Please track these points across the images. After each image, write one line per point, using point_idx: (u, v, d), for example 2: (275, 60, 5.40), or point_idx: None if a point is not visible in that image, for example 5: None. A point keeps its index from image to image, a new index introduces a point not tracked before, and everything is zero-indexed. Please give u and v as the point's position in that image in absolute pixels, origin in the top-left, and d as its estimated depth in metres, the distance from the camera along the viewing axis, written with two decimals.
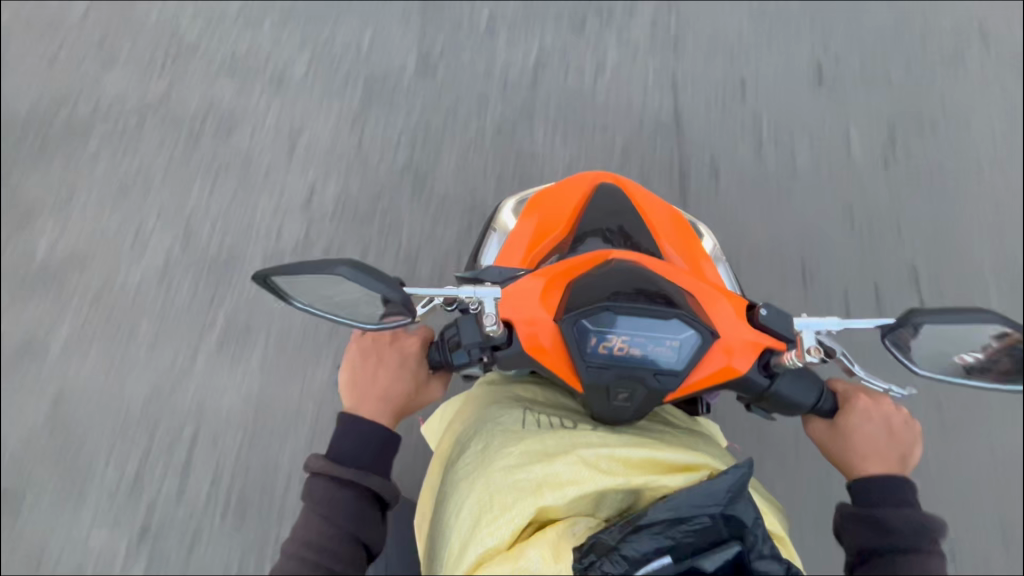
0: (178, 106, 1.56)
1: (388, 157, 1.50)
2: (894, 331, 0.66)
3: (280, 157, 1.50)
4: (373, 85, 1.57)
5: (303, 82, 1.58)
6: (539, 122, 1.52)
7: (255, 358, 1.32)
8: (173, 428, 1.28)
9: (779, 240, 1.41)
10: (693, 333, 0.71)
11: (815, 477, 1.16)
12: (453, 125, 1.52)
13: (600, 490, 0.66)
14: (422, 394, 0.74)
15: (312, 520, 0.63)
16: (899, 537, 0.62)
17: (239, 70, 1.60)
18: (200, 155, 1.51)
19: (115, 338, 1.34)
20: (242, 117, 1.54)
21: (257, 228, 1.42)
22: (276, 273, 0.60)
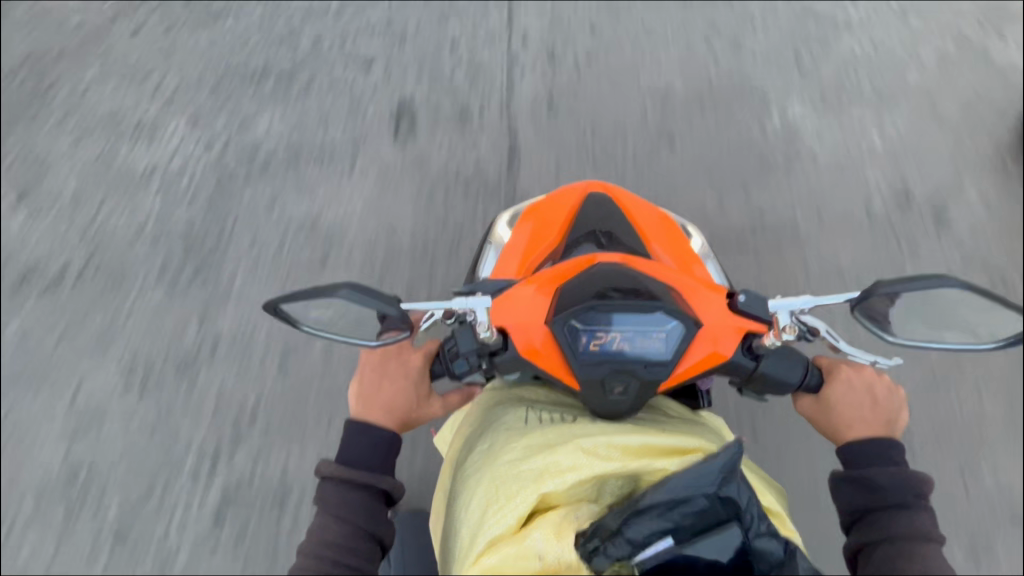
0: (209, 161, 1.77)
1: (398, 195, 1.69)
2: (863, 303, 0.68)
3: (297, 204, 1.69)
4: (385, 137, 1.79)
5: (320, 138, 1.81)
6: (530, 157, 1.72)
7: (280, 381, 1.45)
8: (209, 447, 1.40)
9: (748, 243, 1.58)
10: (677, 323, 0.75)
11: (811, 458, 1.22)
12: (453, 166, 1.73)
13: (599, 475, 0.70)
14: (424, 408, 0.78)
15: (328, 520, 0.65)
16: (886, 494, 0.65)
17: (263, 128, 1.83)
18: (219, 209, 1.69)
19: (153, 366, 1.48)
20: (268, 169, 1.76)
21: (281, 266, 1.60)
22: (282, 301, 0.66)
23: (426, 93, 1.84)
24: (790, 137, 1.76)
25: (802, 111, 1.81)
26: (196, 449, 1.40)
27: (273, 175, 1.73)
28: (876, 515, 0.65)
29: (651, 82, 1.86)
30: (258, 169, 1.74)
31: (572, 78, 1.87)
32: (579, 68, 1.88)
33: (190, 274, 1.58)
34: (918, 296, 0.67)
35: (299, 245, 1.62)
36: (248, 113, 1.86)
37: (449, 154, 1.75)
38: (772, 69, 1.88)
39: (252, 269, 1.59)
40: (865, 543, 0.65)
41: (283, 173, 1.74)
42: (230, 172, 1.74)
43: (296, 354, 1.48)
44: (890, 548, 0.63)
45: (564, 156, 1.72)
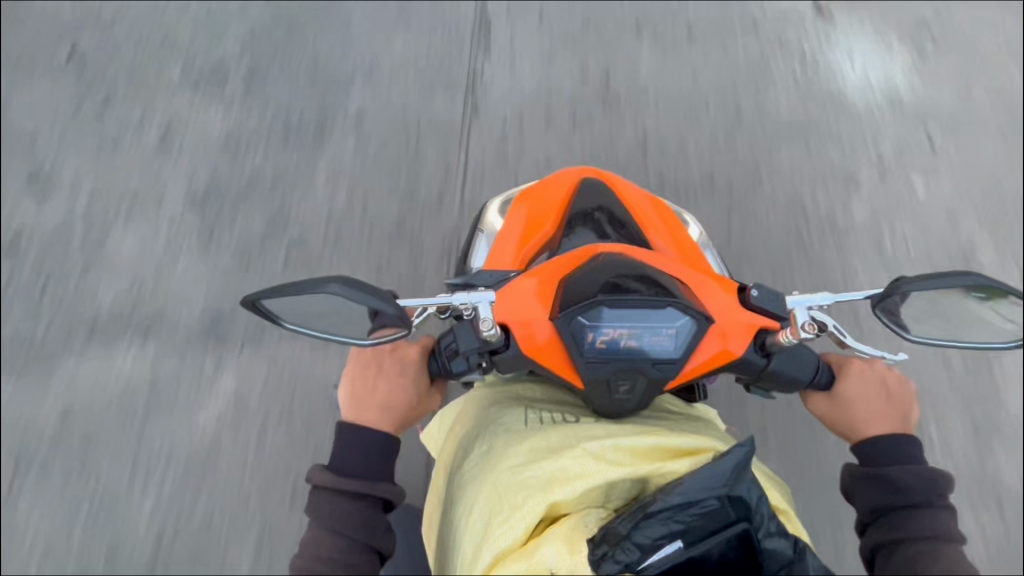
0: (136, 117, 1.52)
1: (366, 161, 1.50)
2: (884, 301, 0.66)
3: (248, 169, 1.48)
4: (349, 91, 1.58)
5: (269, 90, 1.57)
6: (514, 119, 1.54)
7: (236, 374, 1.29)
8: (154, 451, 1.23)
9: (759, 223, 1.45)
10: (689, 320, 0.71)
11: (805, 450, 1.22)
12: (429, 126, 1.53)
13: (609, 481, 0.66)
14: (424, 403, 0.72)
15: (323, 534, 0.59)
16: (908, 493, 0.63)
17: (206, 77, 1.58)
18: (152, 173, 1.46)
19: (78, 357, 1.28)
20: (208, 126, 1.52)
21: (230, 241, 1.40)
22: (264, 296, 0.60)
23: (397, 43, 1.63)
24: (797, 100, 1.62)
25: (811, 69, 1.65)
26: (139, 447, 1.23)
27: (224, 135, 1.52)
28: (898, 513, 0.63)
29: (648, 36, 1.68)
30: (203, 123, 1.52)
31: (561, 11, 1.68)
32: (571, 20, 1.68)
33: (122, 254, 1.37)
34: (937, 296, 0.66)
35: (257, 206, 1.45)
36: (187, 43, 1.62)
37: (423, 101, 1.57)
38: (776, 27, 1.70)
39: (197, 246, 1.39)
40: (886, 542, 0.63)
41: (234, 132, 1.52)
42: (168, 127, 1.51)
43: (253, 344, 1.31)
44: (913, 547, 0.61)
45: (553, 119, 1.55)
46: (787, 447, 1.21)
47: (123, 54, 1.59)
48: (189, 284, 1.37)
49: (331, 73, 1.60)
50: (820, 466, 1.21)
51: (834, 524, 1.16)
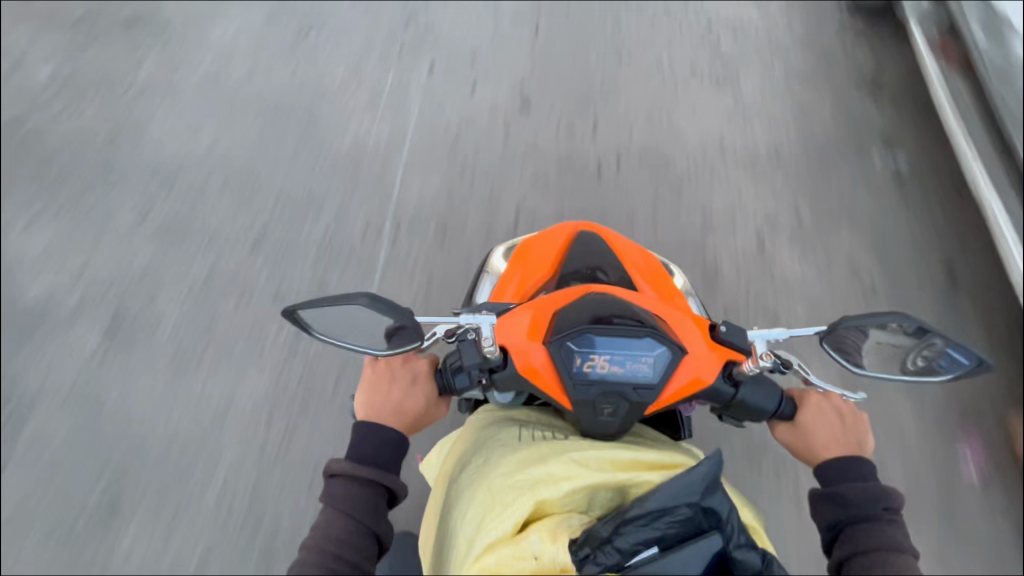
0: (257, 171, 1.94)
1: (432, 211, 1.86)
2: (831, 335, 0.76)
3: (334, 219, 1.83)
4: (430, 157, 1.97)
5: (363, 156, 1.97)
6: (555, 187, 1.92)
7: (304, 395, 1.56)
8: (221, 451, 1.49)
9: (736, 278, 1.77)
10: (665, 349, 0.81)
11: (790, 483, 1.31)
12: (485, 192, 1.90)
13: (591, 485, 0.73)
14: (431, 412, 0.81)
15: (335, 515, 0.67)
16: (856, 508, 0.72)
17: (313, 146, 1.99)
18: (263, 219, 1.84)
19: (185, 365, 1.59)
20: (310, 180, 1.92)
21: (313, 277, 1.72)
22: (302, 308, 0.71)
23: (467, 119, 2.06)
24: (779, 177, 1.98)
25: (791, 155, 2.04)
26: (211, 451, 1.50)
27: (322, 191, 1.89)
28: (854, 527, 0.71)
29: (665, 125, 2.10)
30: (308, 176, 1.93)
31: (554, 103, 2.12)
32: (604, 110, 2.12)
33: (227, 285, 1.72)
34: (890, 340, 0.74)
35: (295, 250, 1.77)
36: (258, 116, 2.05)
37: (478, 168, 1.95)
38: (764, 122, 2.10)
39: (286, 277, 1.72)
40: (845, 556, 0.70)
41: (333, 184, 1.91)
42: (276, 181, 1.91)
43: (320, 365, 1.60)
44: (868, 558, 0.68)
45: (583, 187, 1.92)
46: (753, 480, 1.31)
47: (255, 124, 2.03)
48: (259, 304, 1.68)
49: (397, 140, 2.01)
50: (799, 498, 1.30)
51: (810, 555, 1.26)
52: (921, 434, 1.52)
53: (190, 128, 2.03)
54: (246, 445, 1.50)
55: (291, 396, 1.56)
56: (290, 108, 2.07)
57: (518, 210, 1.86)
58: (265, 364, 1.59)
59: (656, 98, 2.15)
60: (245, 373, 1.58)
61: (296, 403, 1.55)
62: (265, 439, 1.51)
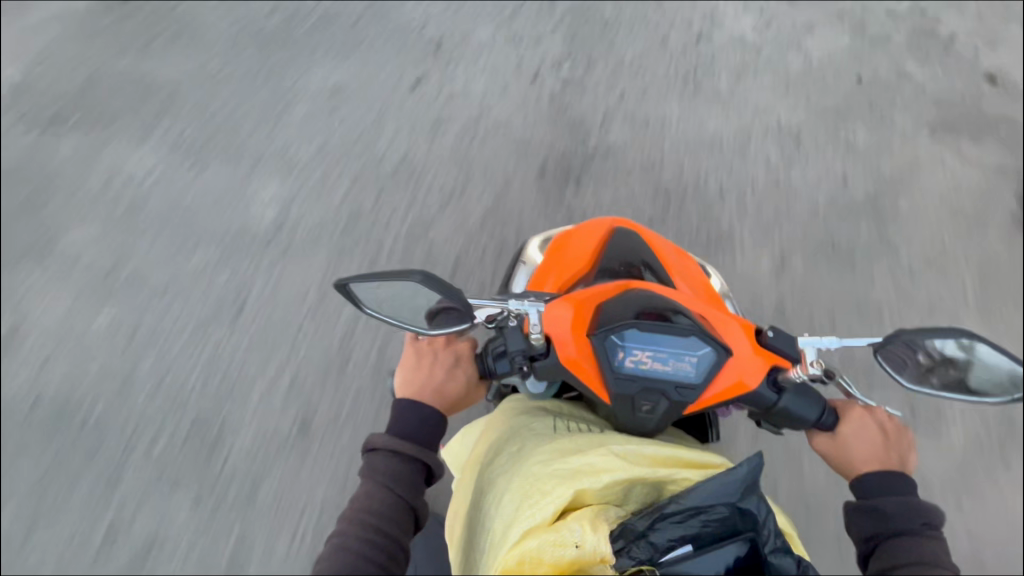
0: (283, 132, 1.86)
1: (465, 185, 1.78)
2: (884, 349, 0.75)
3: (361, 190, 1.75)
4: (465, 130, 1.88)
5: (393, 123, 1.89)
6: (595, 173, 1.82)
7: (316, 369, 1.49)
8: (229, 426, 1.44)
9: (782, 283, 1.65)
10: (710, 349, 0.80)
11: (811, 497, 1.32)
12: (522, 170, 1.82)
13: (630, 479, 0.72)
14: (471, 395, 0.82)
15: (376, 488, 0.68)
16: (894, 523, 0.72)
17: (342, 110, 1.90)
18: (285, 184, 1.77)
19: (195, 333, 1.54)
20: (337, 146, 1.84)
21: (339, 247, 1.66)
22: (352, 281, 0.72)
23: (505, 94, 1.96)
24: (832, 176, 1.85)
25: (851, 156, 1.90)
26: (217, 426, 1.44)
27: (347, 158, 1.81)
28: (891, 543, 0.71)
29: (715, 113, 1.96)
30: (333, 141, 1.84)
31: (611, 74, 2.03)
32: (651, 94, 2.00)
33: (245, 250, 1.66)
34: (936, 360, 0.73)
35: (331, 212, 1.72)
36: (301, 67, 1.99)
37: (514, 145, 1.87)
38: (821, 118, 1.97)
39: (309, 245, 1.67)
40: (882, 570, 0.71)
41: (360, 151, 1.83)
42: (299, 145, 1.83)
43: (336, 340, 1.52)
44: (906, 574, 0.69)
45: (624, 172, 1.83)
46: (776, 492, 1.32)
47: (282, 86, 1.95)
48: (278, 273, 1.62)
49: (429, 110, 1.91)
50: (822, 513, 1.31)
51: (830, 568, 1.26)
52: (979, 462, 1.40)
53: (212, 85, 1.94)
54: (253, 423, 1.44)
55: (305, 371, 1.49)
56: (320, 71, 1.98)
57: (563, 191, 1.79)
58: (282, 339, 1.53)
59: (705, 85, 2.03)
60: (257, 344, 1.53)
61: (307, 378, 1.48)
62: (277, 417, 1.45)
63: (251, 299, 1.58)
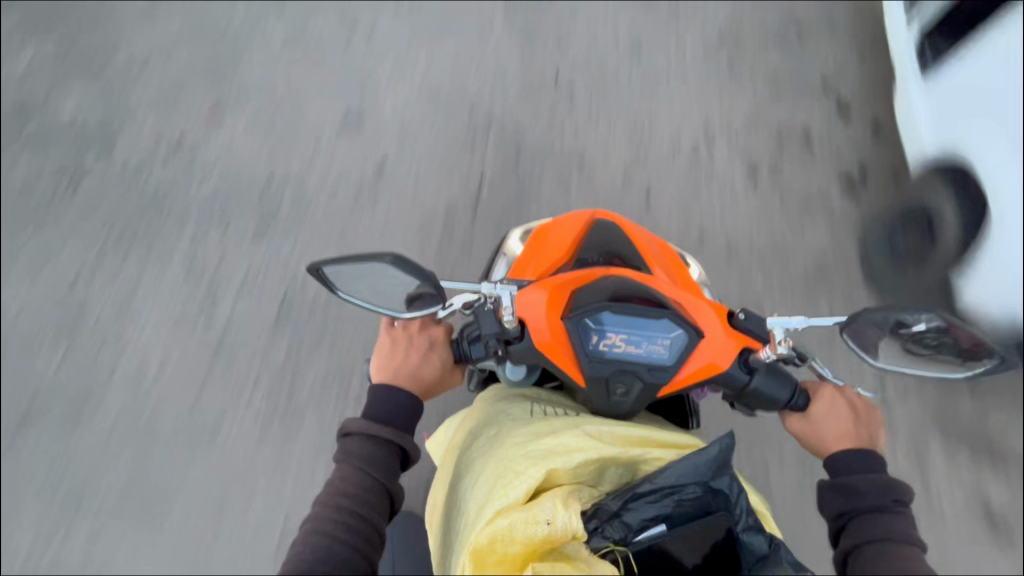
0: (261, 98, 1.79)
1: (452, 157, 1.73)
2: (851, 326, 0.76)
3: (343, 162, 1.71)
4: (450, 96, 1.81)
5: (377, 89, 1.81)
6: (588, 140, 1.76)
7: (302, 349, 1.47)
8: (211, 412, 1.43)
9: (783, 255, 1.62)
10: (682, 332, 0.81)
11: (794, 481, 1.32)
12: (509, 138, 1.75)
13: (603, 459, 0.73)
14: (447, 379, 0.82)
15: (351, 471, 0.68)
16: (864, 499, 0.74)
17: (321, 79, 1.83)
18: (266, 155, 1.71)
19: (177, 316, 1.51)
20: (317, 113, 1.77)
21: (323, 224, 1.63)
22: (324, 265, 0.72)
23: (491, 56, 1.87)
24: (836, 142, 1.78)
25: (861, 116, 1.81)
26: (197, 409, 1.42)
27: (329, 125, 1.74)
28: (860, 518, 0.73)
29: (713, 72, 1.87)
30: (314, 108, 1.78)
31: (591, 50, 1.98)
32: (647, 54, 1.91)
33: (225, 225, 1.61)
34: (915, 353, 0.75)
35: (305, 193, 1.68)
36: (278, 30, 1.90)
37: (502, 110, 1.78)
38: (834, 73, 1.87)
39: (292, 221, 1.62)
40: (851, 545, 0.72)
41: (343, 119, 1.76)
42: (278, 114, 1.77)
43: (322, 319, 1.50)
44: (874, 549, 0.70)
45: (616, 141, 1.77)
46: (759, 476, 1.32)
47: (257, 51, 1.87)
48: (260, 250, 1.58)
49: (415, 75, 1.83)
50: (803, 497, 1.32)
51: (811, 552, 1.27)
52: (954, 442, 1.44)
53: (187, 52, 1.87)
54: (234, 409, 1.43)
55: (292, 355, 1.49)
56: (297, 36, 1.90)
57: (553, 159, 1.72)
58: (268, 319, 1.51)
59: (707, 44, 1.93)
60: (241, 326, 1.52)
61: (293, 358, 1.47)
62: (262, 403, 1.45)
63: (230, 277, 1.56)
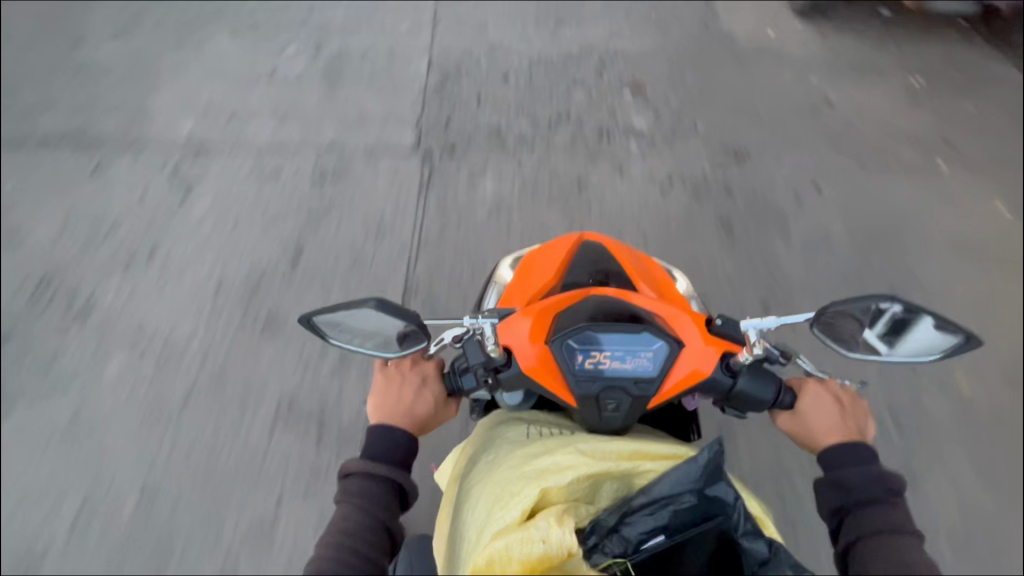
0: (271, 186, 2.10)
1: (437, 215, 2.01)
2: (819, 320, 0.79)
3: (344, 231, 1.98)
4: (432, 168, 2.13)
5: (370, 168, 2.13)
6: (556, 192, 2.05)
7: (320, 399, 1.65)
8: (235, 463, 1.57)
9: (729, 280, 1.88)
10: (663, 343, 0.84)
11: (788, 475, 1.38)
12: (488, 197, 2.04)
13: (595, 474, 0.75)
14: (442, 412, 0.86)
15: (350, 511, 0.71)
16: (859, 492, 0.75)
17: (323, 161, 2.15)
18: (274, 233, 1.98)
19: (201, 376, 1.70)
20: (319, 192, 2.07)
21: (328, 288, 1.86)
22: (314, 316, 0.77)
23: (467, 132, 2.21)
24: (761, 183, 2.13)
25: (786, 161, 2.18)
26: (227, 460, 1.58)
27: (330, 205, 2.04)
28: (855, 511, 0.74)
29: (653, 134, 2.24)
30: (316, 187, 2.08)
31: (541, 111, 2.28)
32: (597, 120, 2.27)
33: (243, 294, 1.85)
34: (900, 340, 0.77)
35: (305, 259, 1.92)
36: (280, 127, 2.26)
37: (478, 175, 2.10)
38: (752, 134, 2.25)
39: (302, 288, 1.86)
40: (848, 540, 0.73)
41: (339, 197, 2.06)
42: (284, 195, 2.07)
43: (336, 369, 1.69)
44: (870, 542, 0.71)
45: (577, 191, 2.06)
46: (753, 475, 1.38)
47: (265, 147, 2.21)
48: (278, 314, 1.81)
49: (400, 154, 2.17)
50: (801, 491, 1.36)
51: (812, 544, 1.32)
52: (904, 429, 1.64)
53: (201, 149, 2.21)
54: (258, 457, 1.57)
55: (310, 404, 1.65)
56: (298, 130, 2.25)
57: (524, 212, 2.00)
58: (287, 376, 1.69)
59: (645, 110, 2.31)
60: (261, 382, 1.69)
61: (310, 409, 1.64)
62: (284, 452, 1.58)
63: (251, 339, 1.76)
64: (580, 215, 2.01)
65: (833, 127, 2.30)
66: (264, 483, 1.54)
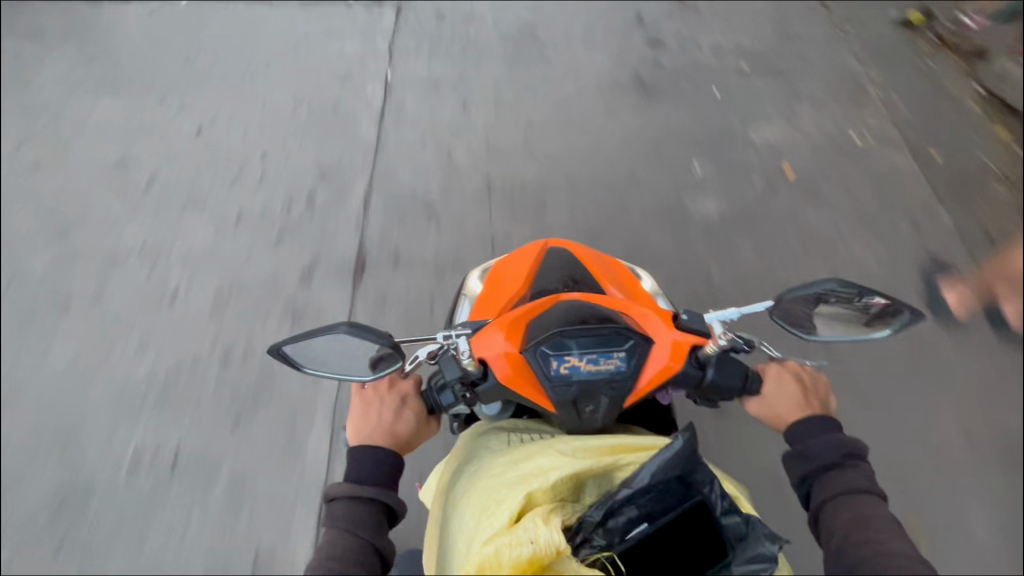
0: (212, 189, 1.93)
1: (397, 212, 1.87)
2: (779, 309, 0.82)
3: (296, 236, 1.82)
4: (388, 159, 1.98)
5: (319, 164, 1.97)
6: (522, 179, 1.94)
7: (285, 424, 1.55)
8: (196, 497, 1.47)
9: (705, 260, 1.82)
10: (633, 342, 0.86)
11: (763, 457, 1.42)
12: (449, 189, 1.91)
13: (577, 472, 0.76)
14: (423, 431, 0.86)
15: (337, 535, 0.70)
16: (821, 460, 0.78)
17: (268, 158, 1.98)
18: (217, 241, 1.82)
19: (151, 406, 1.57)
20: (267, 194, 1.91)
21: (283, 299, 1.72)
22: (285, 344, 0.76)
23: (425, 118, 2.07)
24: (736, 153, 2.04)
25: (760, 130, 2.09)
26: (187, 495, 1.47)
27: (279, 207, 1.88)
28: (820, 478, 0.77)
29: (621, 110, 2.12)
30: (262, 189, 1.92)
31: (502, 93, 2.15)
32: (561, 97, 2.14)
33: (192, 311, 1.72)
34: (845, 319, 0.83)
35: (255, 268, 1.76)
36: (219, 122, 2.07)
37: (438, 165, 1.97)
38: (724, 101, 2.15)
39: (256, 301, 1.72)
40: (818, 506, 0.76)
41: (288, 197, 1.90)
42: (228, 199, 1.91)
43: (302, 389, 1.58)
44: (836, 505, 0.74)
45: (544, 177, 1.96)
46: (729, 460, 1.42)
47: (202, 145, 2.02)
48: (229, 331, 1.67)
49: (353, 145, 2.00)
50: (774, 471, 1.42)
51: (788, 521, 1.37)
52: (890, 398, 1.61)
53: (129, 152, 2.01)
54: (221, 491, 1.47)
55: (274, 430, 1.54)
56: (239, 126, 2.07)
57: (487, 204, 1.89)
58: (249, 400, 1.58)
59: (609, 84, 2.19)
60: (220, 409, 1.57)
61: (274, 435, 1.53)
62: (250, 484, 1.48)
63: (203, 361, 1.63)
64: (548, 201, 1.90)
65: (811, 87, 2.19)
66: (244, 521, 1.44)
